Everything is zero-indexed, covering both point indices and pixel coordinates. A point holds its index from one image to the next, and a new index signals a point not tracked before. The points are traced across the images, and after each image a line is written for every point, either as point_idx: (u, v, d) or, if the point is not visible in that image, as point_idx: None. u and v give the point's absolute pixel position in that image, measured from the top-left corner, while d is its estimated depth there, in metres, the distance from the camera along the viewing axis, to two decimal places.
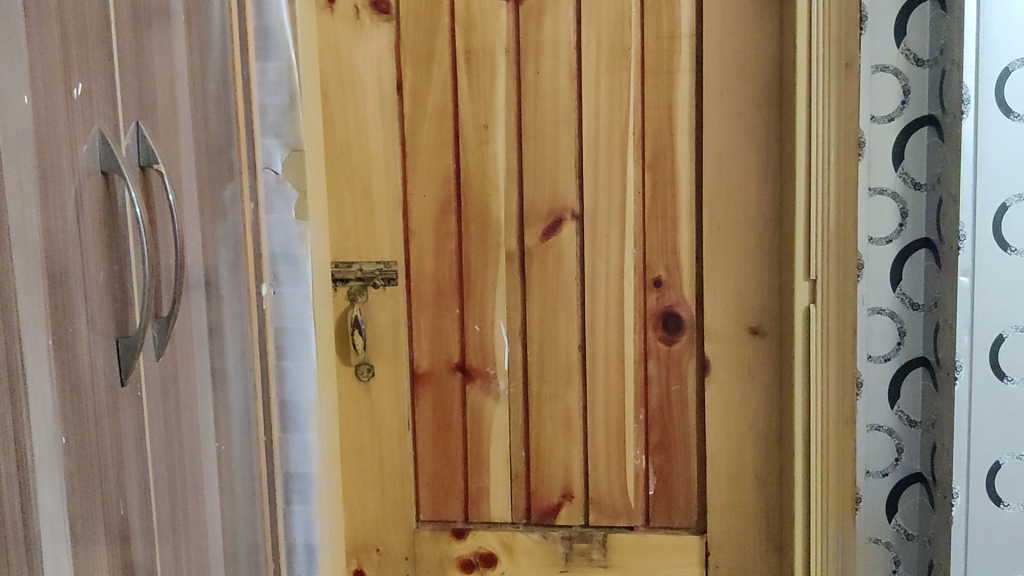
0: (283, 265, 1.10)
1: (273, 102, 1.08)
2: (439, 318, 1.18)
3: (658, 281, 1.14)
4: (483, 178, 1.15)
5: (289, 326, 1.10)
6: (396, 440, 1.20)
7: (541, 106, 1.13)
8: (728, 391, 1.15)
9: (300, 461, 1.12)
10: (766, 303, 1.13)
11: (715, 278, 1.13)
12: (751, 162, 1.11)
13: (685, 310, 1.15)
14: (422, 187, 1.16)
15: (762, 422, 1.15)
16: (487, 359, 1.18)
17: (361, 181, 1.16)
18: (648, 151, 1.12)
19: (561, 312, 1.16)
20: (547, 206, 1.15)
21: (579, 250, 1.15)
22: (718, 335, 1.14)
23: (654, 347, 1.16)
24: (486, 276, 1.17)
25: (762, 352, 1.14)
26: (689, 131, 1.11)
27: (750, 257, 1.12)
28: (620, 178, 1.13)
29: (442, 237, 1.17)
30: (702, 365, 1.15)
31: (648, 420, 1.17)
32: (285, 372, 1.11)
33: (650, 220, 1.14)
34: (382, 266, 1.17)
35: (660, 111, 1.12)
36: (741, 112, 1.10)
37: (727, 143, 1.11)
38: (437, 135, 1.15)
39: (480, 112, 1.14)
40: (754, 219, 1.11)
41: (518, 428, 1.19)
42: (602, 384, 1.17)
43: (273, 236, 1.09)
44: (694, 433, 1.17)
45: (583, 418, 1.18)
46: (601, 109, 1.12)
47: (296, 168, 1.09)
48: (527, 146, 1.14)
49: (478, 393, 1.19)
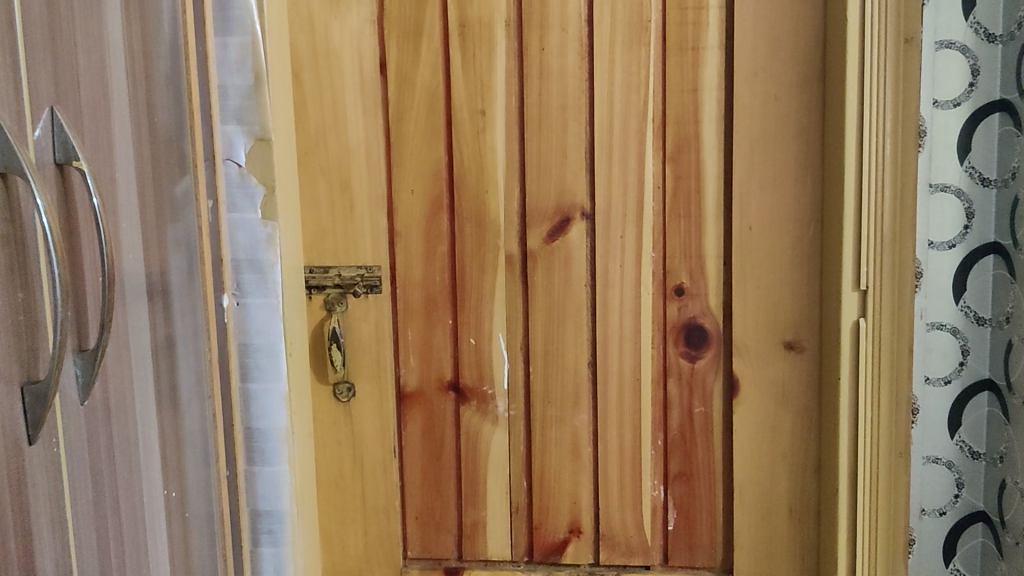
0: (247, 273, 0.94)
1: (234, 83, 0.92)
2: (429, 331, 1.03)
3: (680, 289, 1.00)
4: (480, 172, 1.00)
5: (255, 342, 0.95)
6: (380, 469, 1.05)
7: (547, 88, 0.98)
8: (759, 415, 1.00)
9: (269, 498, 0.97)
10: (805, 315, 0.98)
11: (745, 286, 0.98)
12: (790, 153, 0.96)
13: (710, 321, 1.00)
14: (409, 181, 1.01)
15: (798, 450, 1.00)
16: (483, 378, 1.03)
17: (339, 174, 1.01)
18: (669, 140, 0.98)
19: (568, 324, 1.02)
20: (553, 204, 1.00)
21: (590, 254, 1.01)
22: (748, 351, 0.99)
23: (675, 364, 1.01)
24: (483, 283, 1.02)
25: (798, 370, 0.99)
26: (717, 118, 0.97)
27: (787, 262, 0.98)
28: (638, 172, 0.98)
29: (433, 239, 1.02)
30: (730, 386, 1.01)
31: (667, 447, 1.03)
32: (251, 396, 0.96)
33: (672, 219, 0.99)
34: (364, 271, 1.02)
35: (683, 94, 0.97)
36: (778, 96, 0.95)
37: (763, 130, 0.96)
38: (426, 121, 1.00)
39: (476, 95, 0.99)
40: (792, 218, 0.97)
41: (519, 455, 1.05)
42: (616, 406, 1.02)
43: (235, 239, 0.94)
44: (719, 461, 1.02)
45: (593, 444, 1.04)
46: (615, 93, 0.97)
47: (260, 162, 0.93)
48: (530, 134, 0.99)
49: (473, 416, 1.04)
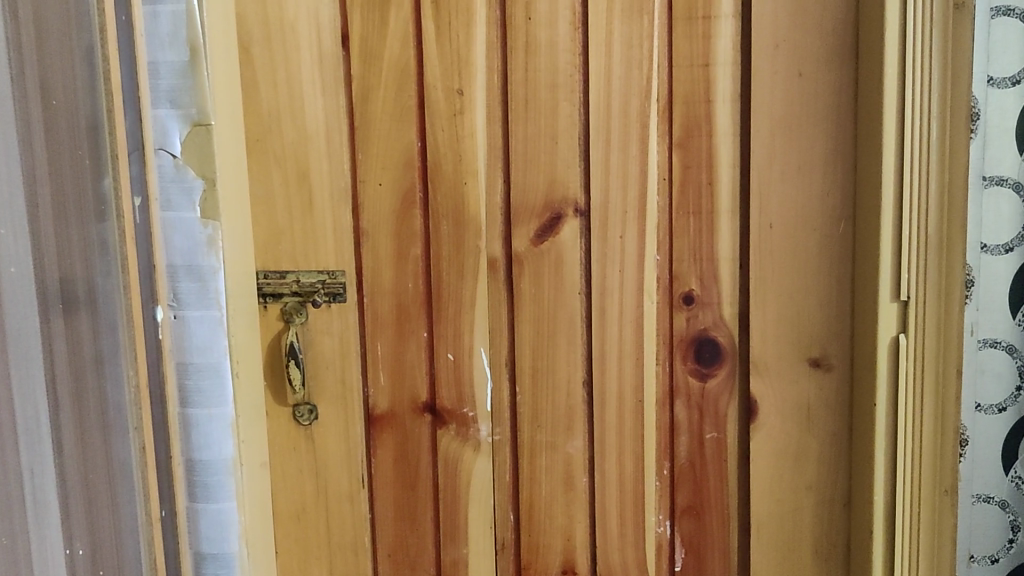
0: (184, 280, 0.81)
1: (167, 59, 0.78)
2: (401, 345, 0.90)
3: (689, 297, 0.87)
4: (458, 161, 0.87)
5: (194, 361, 0.82)
6: (346, 501, 0.93)
7: (535, 64, 0.85)
8: (780, 441, 0.87)
9: (215, 540, 0.84)
10: (834, 327, 0.85)
11: (764, 295, 0.85)
12: (816, 138, 0.82)
13: (724, 334, 0.87)
14: (376, 172, 0.88)
15: (825, 482, 0.87)
16: (463, 398, 0.90)
17: (295, 164, 0.88)
18: (676, 124, 0.84)
19: (560, 337, 0.88)
20: (542, 198, 0.87)
21: (584, 257, 0.87)
22: (767, 370, 0.86)
23: (684, 383, 0.88)
24: (462, 290, 0.89)
25: (825, 391, 0.86)
26: (733, 97, 0.83)
27: (813, 266, 0.84)
28: (639, 161, 0.85)
29: (405, 239, 0.88)
30: (748, 408, 0.87)
31: (674, 477, 0.90)
32: (191, 423, 0.82)
33: (680, 216, 0.85)
34: (326, 277, 0.89)
35: (693, 71, 0.83)
36: (803, 72, 0.81)
37: (785, 113, 0.82)
38: (395, 103, 0.86)
39: (452, 72, 0.85)
40: (818, 214, 0.83)
41: (505, 486, 0.92)
42: (615, 430, 0.89)
43: (170, 241, 0.80)
44: (734, 495, 0.89)
45: (589, 474, 0.91)
46: (614, 69, 0.84)
47: (198, 151, 0.79)
48: (515, 117, 0.85)
49: (452, 441, 0.91)
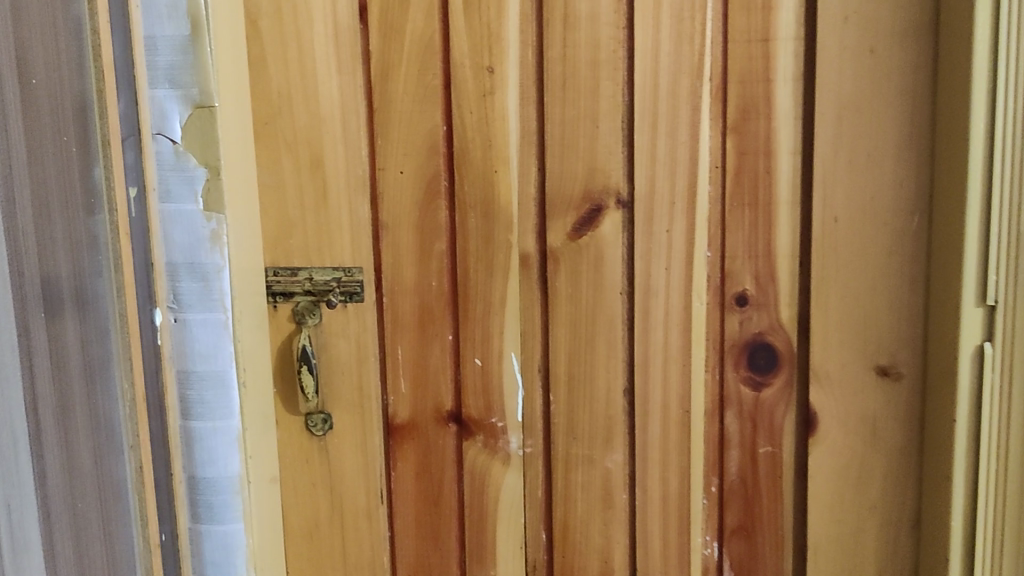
0: (185, 280, 0.72)
1: (164, 33, 0.69)
2: (424, 349, 0.82)
3: (742, 298, 0.78)
4: (487, 147, 0.78)
5: (196, 370, 0.74)
6: (364, 518, 0.85)
7: (574, 39, 0.76)
8: (842, 457, 0.79)
9: (220, 564, 0.77)
10: (904, 332, 0.76)
11: (827, 296, 0.77)
12: (888, 122, 0.74)
13: (781, 340, 0.78)
14: (397, 159, 0.79)
15: (891, 502, 0.79)
16: (492, 407, 0.83)
17: (308, 149, 0.79)
18: (731, 105, 0.76)
19: (599, 341, 0.80)
20: (581, 188, 0.78)
21: (626, 253, 0.79)
22: (829, 379, 0.78)
23: (735, 393, 0.80)
24: (491, 289, 0.80)
25: (893, 403, 0.78)
26: (795, 77, 0.75)
27: (882, 265, 0.76)
28: (689, 148, 0.76)
29: (428, 233, 0.80)
30: (806, 421, 0.79)
31: (723, 494, 0.82)
32: (194, 437, 0.75)
33: (733, 208, 0.77)
34: (341, 274, 0.81)
35: (751, 48, 0.75)
36: (875, 49, 0.73)
37: (855, 94, 0.74)
38: (418, 82, 0.78)
39: (481, 48, 0.77)
40: (889, 207, 0.75)
41: (536, 502, 0.84)
42: (658, 443, 0.81)
43: (170, 237, 0.72)
44: (789, 515, 0.81)
45: (629, 491, 0.83)
46: (662, 44, 0.75)
47: (201, 136, 0.71)
48: (552, 98, 0.77)
49: (479, 453, 0.83)
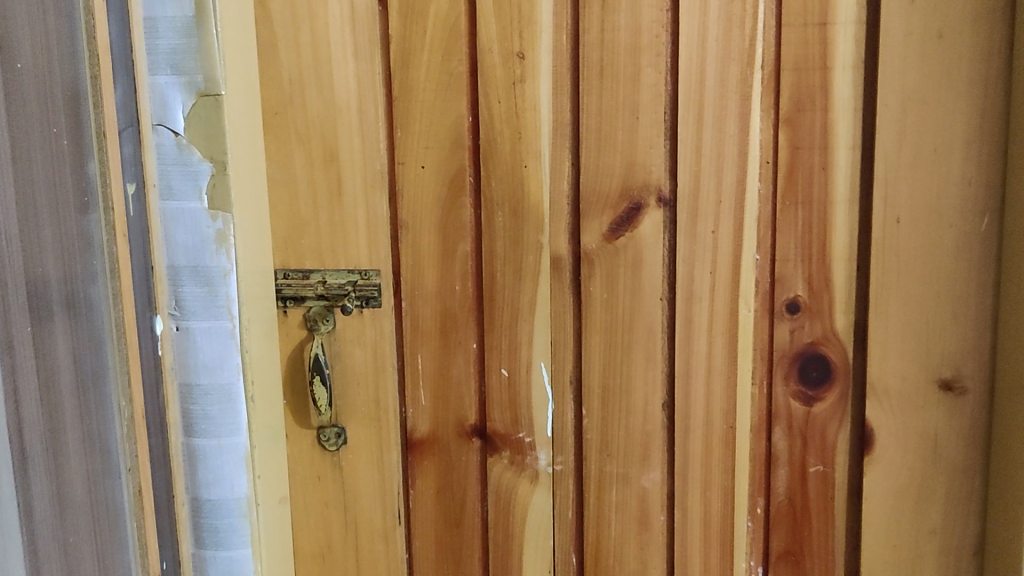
0: (188, 284, 0.66)
1: (166, 13, 0.63)
2: (446, 358, 0.76)
3: (794, 305, 0.72)
4: (517, 140, 0.72)
5: (200, 382, 0.67)
6: (380, 540, 0.79)
7: (613, 22, 0.70)
8: (900, 478, 0.73)
9: None
10: (970, 344, 0.70)
11: (886, 304, 0.70)
12: (957, 115, 0.67)
13: (835, 350, 0.72)
14: (419, 152, 0.73)
15: (953, 526, 0.73)
16: (519, 421, 0.76)
17: (322, 141, 0.73)
18: (784, 95, 0.69)
19: (637, 351, 0.74)
20: (619, 185, 0.72)
21: (668, 256, 0.73)
22: (887, 394, 0.72)
23: (785, 408, 0.74)
24: (519, 294, 0.74)
25: (957, 419, 0.71)
26: (855, 64, 0.68)
27: (948, 271, 0.69)
28: (738, 141, 0.70)
29: (451, 233, 0.74)
30: (862, 438, 0.73)
31: (769, 517, 0.76)
32: (198, 455, 0.68)
33: (785, 207, 0.71)
34: (357, 277, 0.75)
35: (807, 32, 0.68)
36: (943, 34, 0.67)
37: (921, 84, 0.67)
38: (442, 69, 0.72)
39: (511, 31, 0.71)
40: (956, 207, 0.69)
41: (567, 524, 0.78)
42: (700, 462, 0.75)
43: (172, 237, 0.66)
44: (841, 540, 0.75)
45: (667, 512, 0.76)
46: (710, 28, 0.69)
47: (205, 126, 0.64)
48: (588, 87, 0.71)
49: (505, 471, 0.77)
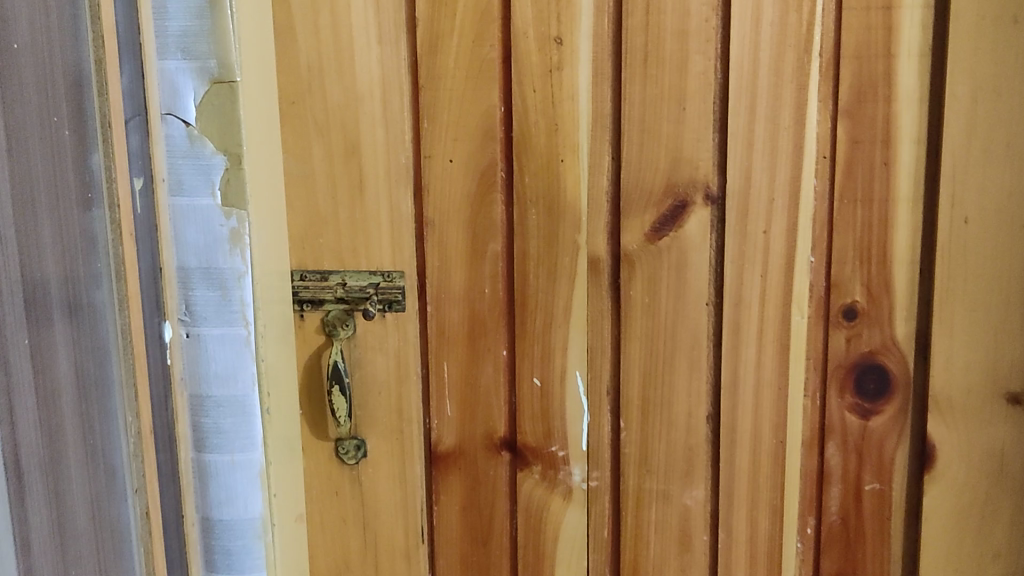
0: (200, 288, 0.61)
1: None
2: (474, 366, 0.71)
3: (851, 311, 0.67)
4: (553, 132, 0.67)
5: (212, 394, 0.62)
6: (402, 559, 0.74)
7: (658, 5, 0.64)
8: (963, 498, 0.68)
9: None
10: None
11: (952, 311, 0.65)
12: None
13: (894, 360, 0.67)
14: (447, 145, 0.68)
15: (1018, 548, 0.68)
16: (552, 435, 0.71)
17: (342, 133, 0.68)
18: (844, 85, 0.64)
19: (680, 360, 0.69)
20: (663, 181, 0.67)
21: (715, 258, 0.67)
22: (950, 408, 0.67)
23: (839, 422, 0.68)
24: (554, 298, 0.69)
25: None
26: (922, 51, 0.63)
27: (1019, 275, 0.64)
28: (793, 135, 0.65)
29: (481, 232, 0.69)
30: (922, 455, 0.68)
31: (820, 537, 0.71)
32: (209, 473, 0.63)
33: (843, 206, 0.66)
34: (379, 279, 0.70)
35: (871, 16, 0.63)
36: (1019, 19, 0.61)
37: (993, 73, 0.62)
38: (473, 55, 0.66)
39: (548, 15, 0.65)
40: None
41: (602, 543, 0.73)
42: (746, 479, 0.70)
43: (182, 237, 0.60)
44: (897, 563, 0.70)
45: (710, 532, 0.72)
46: (764, 12, 0.63)
47: (219, 116, 0.59)
48: (631, 76, 0.65)
49: (536, 487, 0.72)
